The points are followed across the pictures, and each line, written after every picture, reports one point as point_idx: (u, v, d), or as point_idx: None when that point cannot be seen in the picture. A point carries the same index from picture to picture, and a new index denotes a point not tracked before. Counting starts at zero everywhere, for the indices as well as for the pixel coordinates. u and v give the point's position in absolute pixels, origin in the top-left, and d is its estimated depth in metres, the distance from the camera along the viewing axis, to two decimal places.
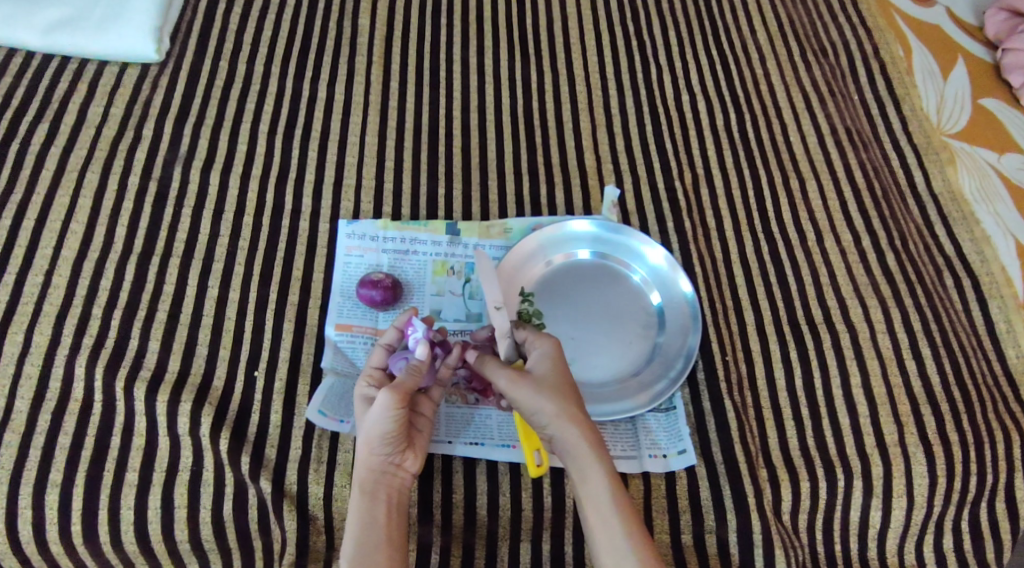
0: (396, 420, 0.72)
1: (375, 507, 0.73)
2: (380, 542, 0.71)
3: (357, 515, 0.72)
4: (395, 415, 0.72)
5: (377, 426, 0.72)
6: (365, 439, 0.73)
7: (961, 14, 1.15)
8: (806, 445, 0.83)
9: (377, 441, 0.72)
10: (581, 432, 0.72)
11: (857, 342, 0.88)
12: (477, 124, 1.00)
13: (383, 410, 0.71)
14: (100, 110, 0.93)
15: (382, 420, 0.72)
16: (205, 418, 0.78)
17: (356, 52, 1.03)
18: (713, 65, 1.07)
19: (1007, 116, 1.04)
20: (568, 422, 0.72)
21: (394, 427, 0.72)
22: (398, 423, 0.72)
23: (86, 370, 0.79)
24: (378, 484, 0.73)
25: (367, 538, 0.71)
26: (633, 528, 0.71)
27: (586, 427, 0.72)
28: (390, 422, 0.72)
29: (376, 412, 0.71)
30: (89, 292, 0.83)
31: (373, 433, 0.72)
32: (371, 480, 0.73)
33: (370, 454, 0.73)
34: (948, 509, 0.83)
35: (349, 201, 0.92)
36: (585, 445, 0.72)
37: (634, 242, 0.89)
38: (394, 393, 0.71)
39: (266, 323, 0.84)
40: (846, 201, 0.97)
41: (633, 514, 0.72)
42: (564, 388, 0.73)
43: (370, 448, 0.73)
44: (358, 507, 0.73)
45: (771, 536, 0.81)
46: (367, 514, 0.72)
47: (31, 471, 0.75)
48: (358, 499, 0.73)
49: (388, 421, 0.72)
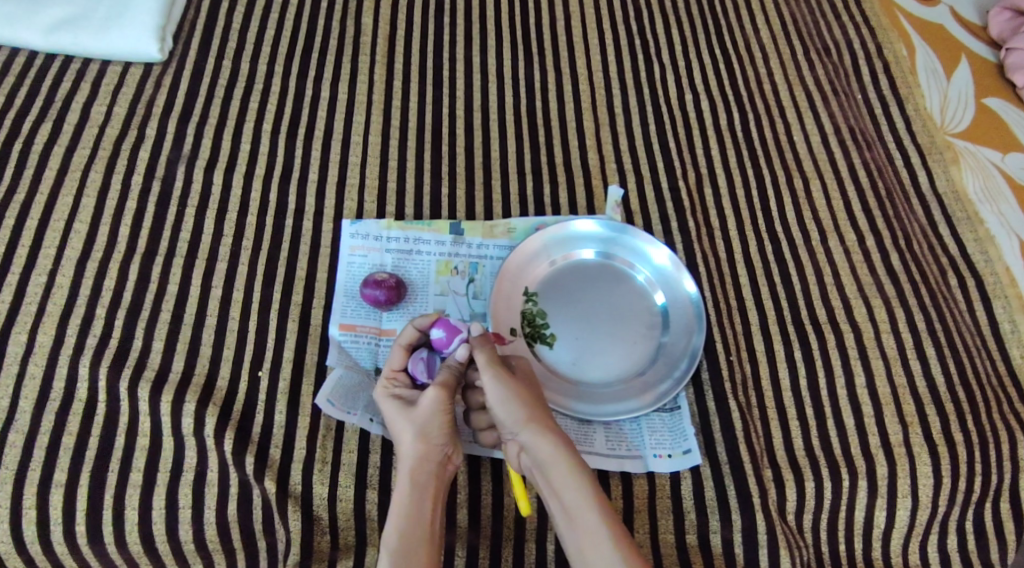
0: (444, 415, 0.75)
1: (423, 500, 0.73)
2: (424, 538, 0.71)
3: (405, 507, 0.72)
4: (445, 411, 0.75)
5: (432, 419, 0.74)
6: (420, 431, 0.74)
7: (965, 13, 1.15)
8: (811, 445, 0.83)
9: (433, 433, 0.74)
10: (546, 436, 0.72)
11: (862, 343, 0.88)
12: (480, 124, 1.00)
13: (434, 407, 0.74)
14: (104, 109, 0.93)
15: (437, 414, 0.75)
16: (210, 418, 0.78)
17: (359, 52, 1.03)
18: (716, 64, 1.07)
19: (1011, 115, 1.05)
20: (534, 430, 0.73)
21: (446, 422, 0.75)
22: (450, 415, 0.75)
23: (90, 370, 0.79)
24: (430, 477, 0.74)
25: (412, 531, 0.71)
26: (610, 521, 0.71)
27: (553, 429, 0.73)
28: (442, 419, 0.75)
29: (428, 408, 0.74)
30: (92, 292, 0.82)
31: (429, 426, 0.74)
32: (424, 473, 0.74)
33: (422, 446, 0.74)
34: (953, 509, 0.83)
35: (353, 201, 0.92)
36: (549, 454, 0.72)
37: (639, 242, 0.89)
38: (442, 390, 0.75)
39: (270, 323, 0.84)
40: (850, 201, 0.97)
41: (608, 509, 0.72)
42: (533, 397, 0.75)
43: (424, 440, 0.74)
44: (408, 498, 0.72)
45: (776, 536, 0.81)
46: (416, 506, 0.72)
47: (36, 472, 0.75)
48: (407, 491, 0.73)
49: (441, 415, 0.75)
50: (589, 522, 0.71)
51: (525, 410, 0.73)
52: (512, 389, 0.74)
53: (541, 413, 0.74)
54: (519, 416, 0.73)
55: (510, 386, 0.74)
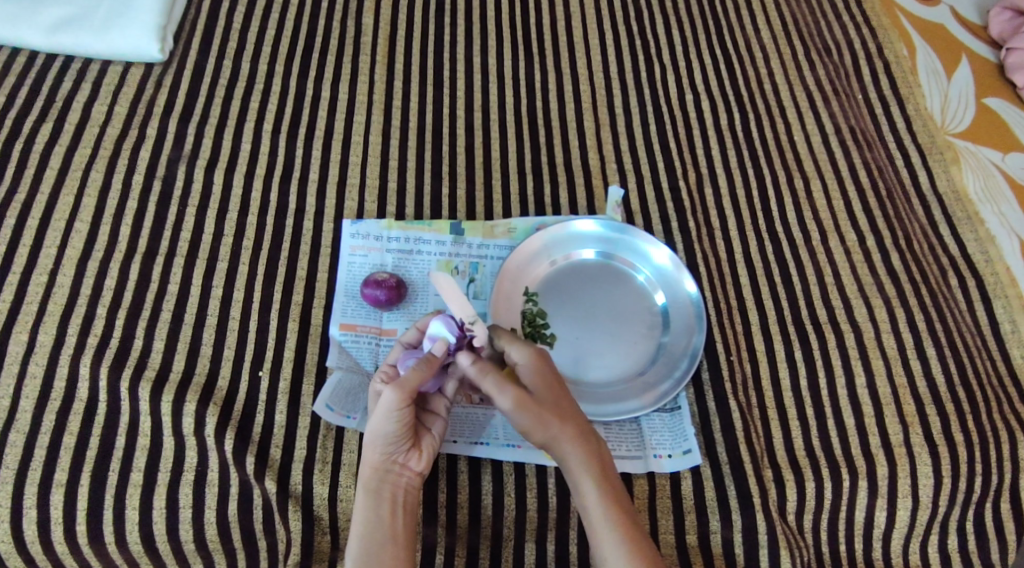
0: (397, 418, 0.72)
1: (379, 506, 0.73)
2: (385, 542, 0.72)
3: (362, 513, 0.73)
4: (400, 414, 0.72)
5: (382, 423, 0.72)
6: (371, 435, 0.73)
7: (965, 13, 1.15)
8: (811, 445, 0.83)
9: (382, 438, 0.72)
10: (572, 447, 0.72)
11: (863, 343, 0.88)
12: (481, 124, 1.00)
13: (385, 409, 0.71)
14: (105, 109, 0.93)
15: (387, 418, 0.72)
16: (211, 418, 0.78)
17: (360, 52, 1.03)
18: (717, 64, 1.07)
19: (1012, 115, 1.05)
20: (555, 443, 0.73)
21: (399, 424, 0.72)
22: (400, 422, 0.72)
23: (91, 370, 0.79)
24: (384, 482, 0.74)
25: (372, 537, 0.72)
26: (625, 533, 0.71)
27: (577, 438, 0.73)
28: (393, 421, 0.72)
29: (380, 412, 0.72)
30: (93, 291, 0.83)
31: (378, 430, 0.72)
32: (375, 478, 0.73)
33: (373, 451, 0.73)
34: (953, 509, 0.83)
35: (353, 201, 0.92)
36: (579, 465, 0.72)
37: (640, 242, 0.89)
38: (398, 391, 0.71)
39: (270, 323, 0.84)
40: (850, 201, 0.97)
41: (625, 519, 0.72)
42: (555, 409, 0.72)
43: (374, 445, 0.73)
44: (363, 505, 0.73)
45: (777, 536, 0.81)
46: (371, 511, 0.73)
47: (37, 471, 0.75)
48: (363, 498, 0.73)
49: (391, 421, 0.72)
50: (605, 531, 0.71)
51: (551, 426, 0.72)
52: (536, 407, 0.72)
53: (570, 422, 0.73)
54: (543, 435, 0.72)
55: (534, 406, 0.72)
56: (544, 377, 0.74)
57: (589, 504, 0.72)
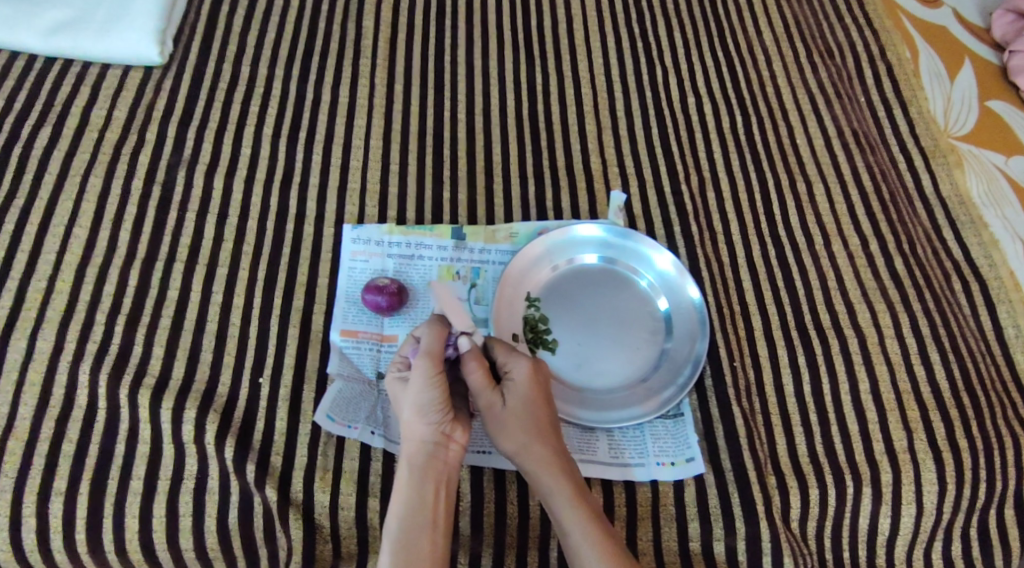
0: (437, 386, 0.72)
1: (423, 486, 0.72)
2: (424, 526, 0.71)
3: (403, 494, 0.72)
4: (439, 381, 0.72)
5: (425, 394, 0.72)
6: (414, 408, 0.73)
7: (968, 14, 1.14)
8: (815, 451, 0.83)
9: (427, 410, 0.72)
10: (541, 461, 0.73)
11: (866, 347, 0.87)
12: (482, 128, 0.99)
13: (423, 378, 0.72)
14: (104, 113, 0.93)
15: (429, 385, 0.72)
16: (211, 425, 0.78)
17: (360, 55, 1.03)
18: (719, 66, 1.06)
19: (1014, 118, 1.04)
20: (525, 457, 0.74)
21: (441, 393, 0.73)
22: (442, 390, 0.73)
23: (90, 377, 0.78)
24: (428, 459, 0.73)
25: (413, 520, 0.71)
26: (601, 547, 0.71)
27: (548, 453, 0.74)
28: (436, 389, 0.72)
29: (418, 381, 0.72)
30: (92, 298, 0.82)
31: (422, 402, 0.72)
32: (420, 456, 0.73)
33: (419, 424, 0.73)
34: (957, 516, 0.83)
35: (354, 205, 0.92)
36: (549, 480, 0.73)
37: (643, 248, 0.88)
38: (430, 359, 0.72)
39: (271, 329, 0.84)
40: (853, 205, 0.96)
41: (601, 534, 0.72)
42: (527, 423, 0.74)
43: (419, 418, 0.73)
44: (406, 484, 0.72)
45: (781, 543, 0.80)
46: (414, 490, 0.72)
47: (35, 480, 0.74)
48: (405, 477, 0.73)
49: (433, 390, 0.72)
50: (583, 543, 0.71)
51: (522, 437, 0.74)
52: (505, 418, 0.74)
53: (541, 435, 0.74)
54: (514, 445, 0.74)
55: (503, 415, 0.74)
56: (522, 391, 0.75)
57: (563, 520, 0.72)
